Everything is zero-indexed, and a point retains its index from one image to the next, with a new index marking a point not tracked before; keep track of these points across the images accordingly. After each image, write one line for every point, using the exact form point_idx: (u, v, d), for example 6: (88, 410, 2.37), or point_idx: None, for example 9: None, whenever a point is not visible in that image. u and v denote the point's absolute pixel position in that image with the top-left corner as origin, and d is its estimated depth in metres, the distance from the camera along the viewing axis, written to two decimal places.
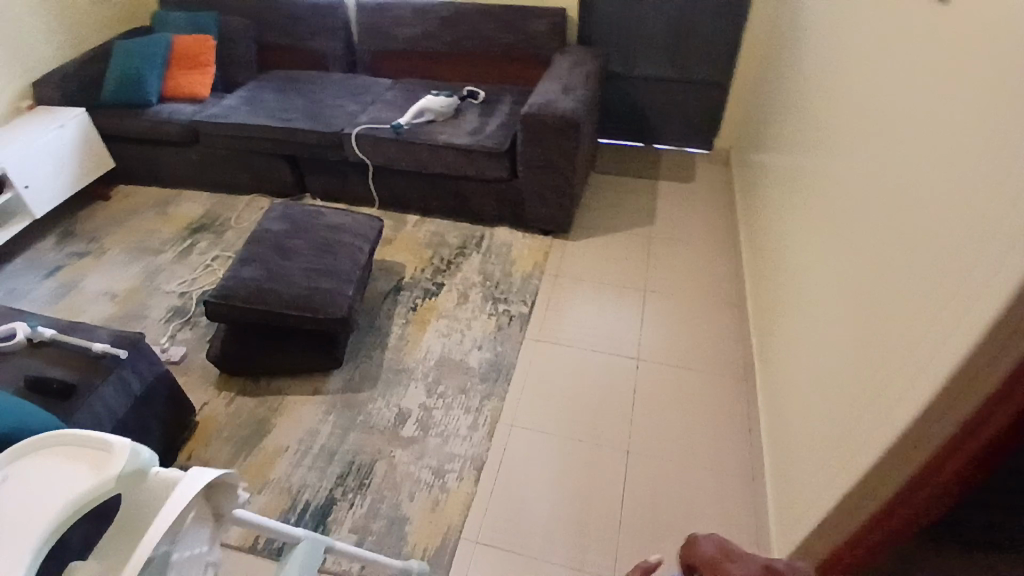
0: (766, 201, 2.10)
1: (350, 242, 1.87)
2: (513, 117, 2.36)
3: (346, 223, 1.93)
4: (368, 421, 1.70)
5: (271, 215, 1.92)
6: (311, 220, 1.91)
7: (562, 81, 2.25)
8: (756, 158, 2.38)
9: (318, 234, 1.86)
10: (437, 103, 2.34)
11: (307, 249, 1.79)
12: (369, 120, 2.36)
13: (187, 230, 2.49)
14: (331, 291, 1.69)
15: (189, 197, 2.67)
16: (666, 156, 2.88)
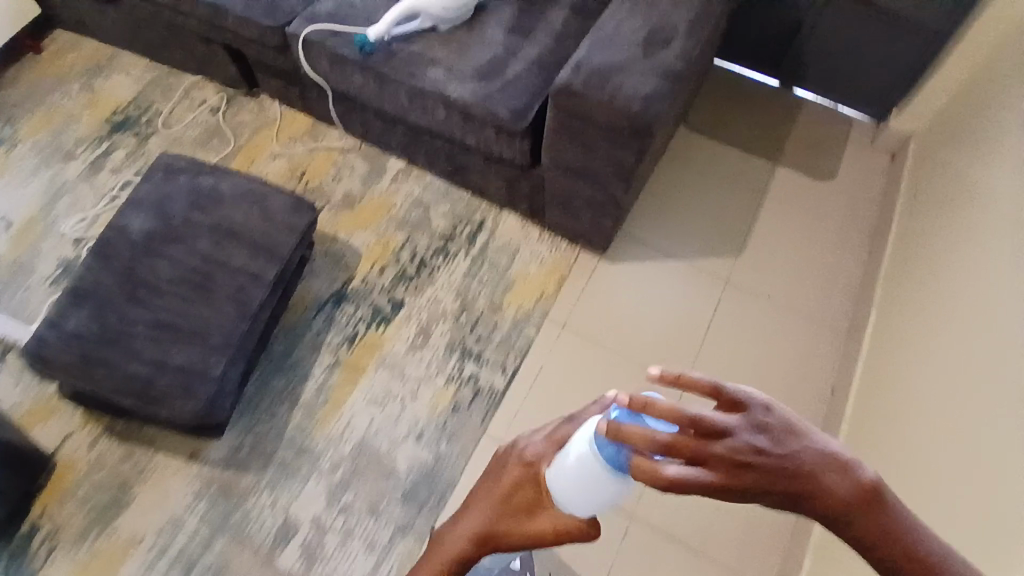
0: (926, 312, 1.28)
1: (245, 266, 1.29)
2: (557, 53, 1.44)
3: (246, 228, 1.32)
4: (246, 523, 1.29)
5: (146, 196, 1.33)
6: (194, 216, 1.31)
7: (653, 11, 1.26)
8: (943, 200, 1.45)
9: (197, 249, 1.29)
10: (439, 6, 1.42)
11: (171, 282, 1.25)
12: (337, 15, 1.48)
13: (107, 124, 1.87)
14: (187, 371, 1.18)
15: (123, 68, 1.99)
16: (803, 122, 1.88)
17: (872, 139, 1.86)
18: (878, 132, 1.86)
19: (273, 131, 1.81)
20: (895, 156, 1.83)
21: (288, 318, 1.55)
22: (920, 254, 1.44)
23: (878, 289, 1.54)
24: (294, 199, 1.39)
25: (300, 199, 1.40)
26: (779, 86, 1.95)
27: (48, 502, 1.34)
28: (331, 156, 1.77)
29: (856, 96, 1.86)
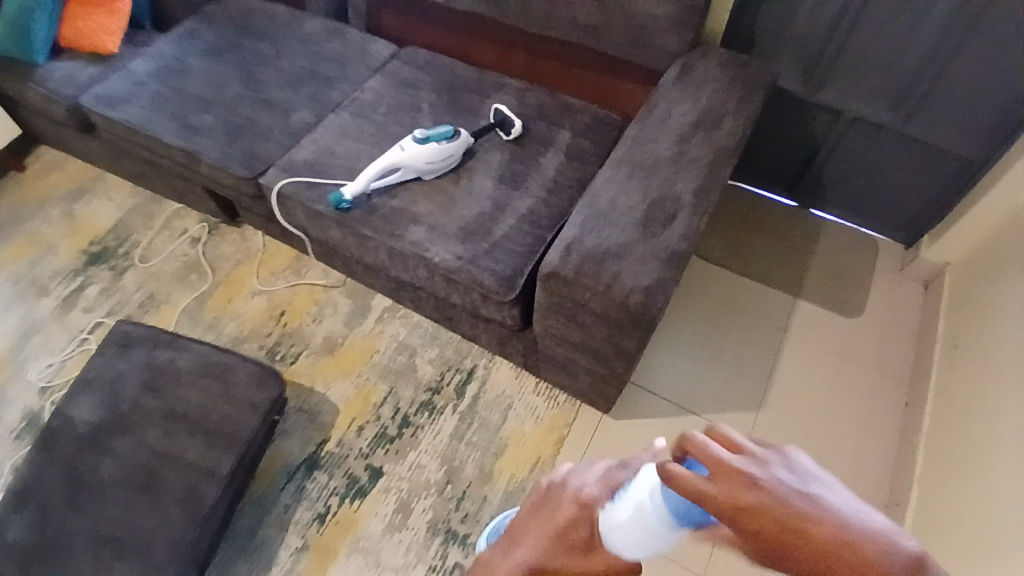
0: (959, 512, 1.14)
1: (199, 459, 1.17)
2: (551, 208, 1.32)
3: (202, 412, 1.21)
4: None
5: (105, 376, 1.24)
6: (146, 398, 1.21)
7: (652, 176, 1.13)
8: (985, 364, 1.29)
9: (146, 441, 1.18)
10: (421, 160, 1.32)
11: (117, 482, 1.14)
12: (317, 165, 1.40)
13: (85, 254, 1.77)
14: None
15: (105, 190, 1.90)
16: (824, 250, 1.74)
17: (902, 267, 1.71)
18: (908, 260, 1.71)
19: (256, 264, 1.72)
20: (928, 287, 1.68)
21: (254, 490, 1.40)
22: (956, 429, 1.28)
23: (917, 459, 1.36)
24: (258, 369, 1.28)
25: (265, 369, 1.28)
26: (797, 208, 1.81)
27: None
28: (314, 292, 1.67)
29: (882, 220, 1.71)
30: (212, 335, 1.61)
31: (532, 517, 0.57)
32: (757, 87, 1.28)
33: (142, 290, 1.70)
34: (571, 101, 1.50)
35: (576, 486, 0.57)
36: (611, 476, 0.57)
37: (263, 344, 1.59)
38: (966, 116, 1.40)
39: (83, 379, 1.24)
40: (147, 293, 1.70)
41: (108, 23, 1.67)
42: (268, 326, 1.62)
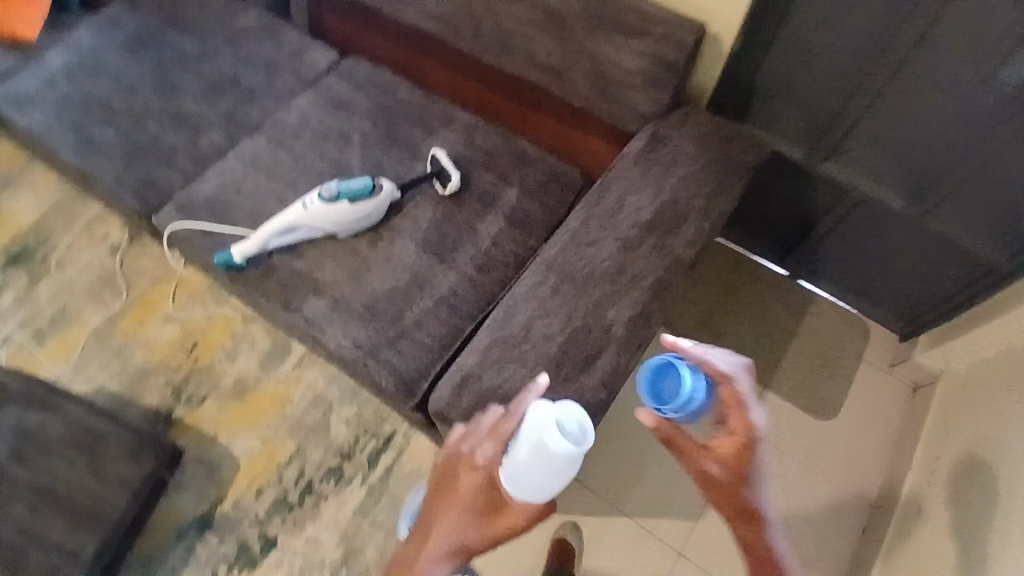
0: None
1: (55, 547, 1.03)
2: (477, 290, 1.13)
3: (67, 489, 1.07)
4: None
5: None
6: (11, 469, 1.06)
7: (582, 294, 0.92)
8: (959, 537, 1.09)
9: (10, 517, 1.05)
10: (328, 222, 1.14)
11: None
12: (217, 206, 1.22)
13: (0, 254, 1.57)
14: None
15: (23, 175, 1.67)
16: (805, 333, 1.50)
17: (891, 364, 1.47)
18: (900, 356, 1.46)
19: (173, 285, 1.56)
20: (917, 390, 1.45)
21: (138, 549, 1.29)
22: None
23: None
24: (137, 438, 1.11)
25: (145, 439, 1.12)
26: (789, 276, 1.54)
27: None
28: (231, 325, 1.52)
29: (883, 306, 1.45)
30: (117, 363, 1.47)
31: (446, 486, 0.79)
32: (739, 174, 1.03)
33: (54, 304, 1.52)
34: (526, 148, 1.28)
35: (476, 452, 0.78)
36: (500, 427, 0.78)
37: (169, 381, 1.46)
38: (993, 229, 1.13)
39: None
40: (59, 306, 1.52)
41: (24, 9, 1.42)
42: (177, 360, 1.48)
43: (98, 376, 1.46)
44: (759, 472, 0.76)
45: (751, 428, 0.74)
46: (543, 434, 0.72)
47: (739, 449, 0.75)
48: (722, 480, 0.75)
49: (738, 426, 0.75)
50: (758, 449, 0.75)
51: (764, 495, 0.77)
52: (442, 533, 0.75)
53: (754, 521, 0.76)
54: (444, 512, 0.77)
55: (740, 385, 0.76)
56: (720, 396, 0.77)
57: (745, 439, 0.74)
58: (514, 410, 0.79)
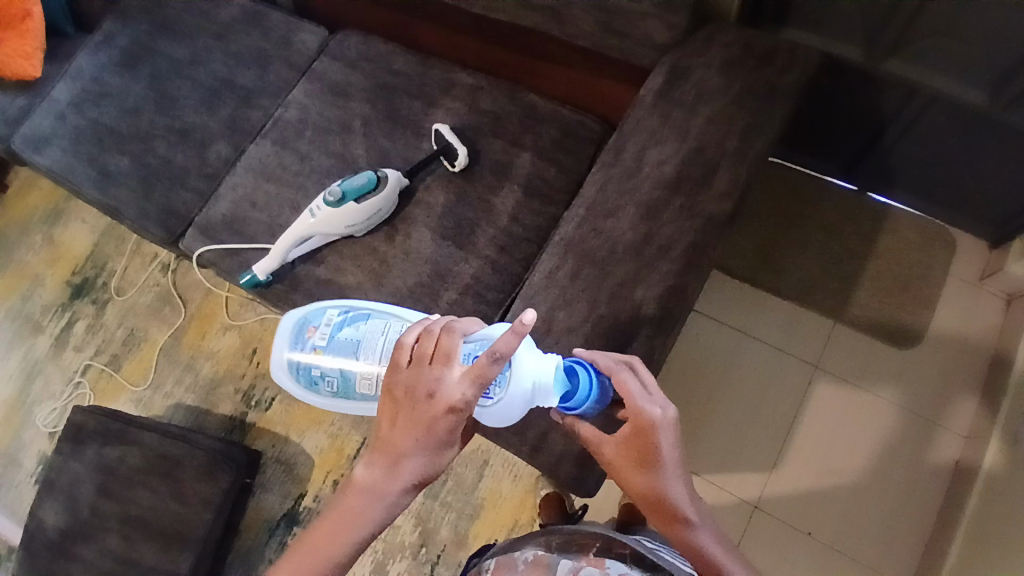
0: None
1: (155, 563, 1.22)
2: (502, 274, 1.07)
3: (154, 515, 1.24)
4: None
5: (61, 477, 1.28)
6: (104, 502, 1.25)
7: (604, 278, 0.84)
8: None
9: (110, 545, 1.24)
10: (338, 225, 1.09)
11: None
12: (235, 223, 1.21)
13: (66, 288, 1.66)
14: None
15: (71, 207, 1.72)
16: (882, 254, 1.34)
17: (982, 276, 1.30)
18: (992, 265, 1.29)
19: (223, 294, 1.60)
20: (1012, 301, 1.28)
21: (239, 544, 1.41)
22: (1001, 558, 1.00)
23: (953, 543, 1.13)
24: (207, 458, 1.26)
25: (214, 459, 1.25)
26: (857, 190, 1.37)
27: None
28: None
29: (967, 212, 1.27)
30: (189, 377, 1.56)
31: (415, 420, 0.69)
32: (778, 103, 0.89)
33: (123, 327, 1.62)
34: (536, 101, 1.15)
35: (451, 394, 0.68)
36: (481, 369, 0.67)
37: (237, 388, 1.53)
38: None
39: (48, 483, 1.29)
40: (128, 330, 1.61)
41: (19, 44, 1.33)
42: (241, 367, 1.54)
43: (175, 391, 1.55)
44: (671, 463, 0.71)
45: (644, 418, 0.69)
46: (539, 389, 0.71)
47: (636, 438, 0.70)
48: (625, 470, 0.72)
49: (632, 415, 0.70)
50: (657, 437, 0.70)
51: (679, 483, 0.71)
52: (412, 471, 0.70)
53: (667, 510, 0.70)
54: (412, 445, 0.69)
55: (625, 377, 0.71)
56: (612, 389, 0.73)
57: (640, 427, 0.70)
58: (500, 354, 0.66)
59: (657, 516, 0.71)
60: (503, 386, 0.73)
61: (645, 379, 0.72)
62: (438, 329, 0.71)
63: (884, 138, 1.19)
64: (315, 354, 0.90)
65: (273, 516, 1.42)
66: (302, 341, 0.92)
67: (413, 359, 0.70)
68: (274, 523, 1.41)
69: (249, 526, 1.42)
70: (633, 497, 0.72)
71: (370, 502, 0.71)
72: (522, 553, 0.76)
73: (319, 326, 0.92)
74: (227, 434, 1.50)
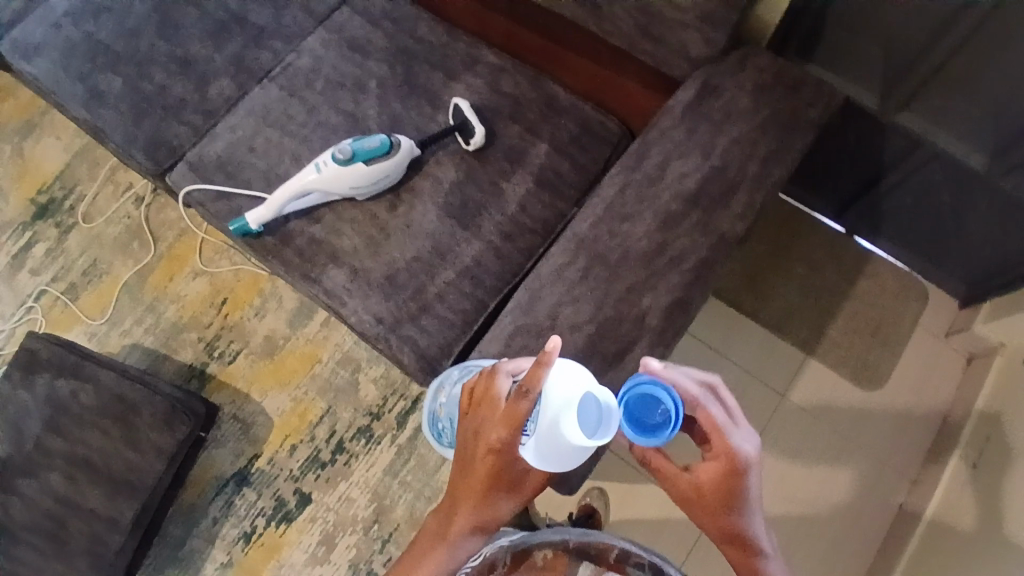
0: None
1: (99, 508, 1.17)
2: (501, 261, 1.06)
3: (103, 458, 1.19)
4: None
5: (4, 406, 1.20)
6: (48, 437, 1.19)
7: (613, 281, 0.84)
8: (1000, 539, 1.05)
9: (50, 483, 1.18)
10: (343, 185, 1.06)
11: (20, 524, 1.17)
12: (230, 166, 1.15)
13: (26, 206, 1.55)
14: None
15: (44, 122, 1.61)
16: (860, 296, 1.39)
17: (949, 332, 1.37)
18: (959, 324, 1.36)
19: (199, 237, 1.53)
20: (973, 360, 1.35)
21: (183, 497, 1.36)
22: None
23: None
24: (164, 407, 1.21)
25: (172, 408, 1.21)
26: (846, 233, 1.42)
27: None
28: (258, 281, 1.49)
29: (946, 270, 1.33)
30: (151, 319, 1.48)
31: (466, 463, 0.73)
32: (802, 135, 0.91)
33: (85, 257, 1.52)
34: (559, 93, 1.14)
35: (491, 434, 0.70)
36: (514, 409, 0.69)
37: (201, 337, 1.47)
38: None
39: None
40: (91, 260, 1.52)
41: None
42: (208, 315, 1.48)
43: (133, 331, 1.48)
44: (751, 500, 0.72)
45: (738, 455, 0.71)
46: (563, 417, 0.69)
47: (725, 473, 0.71)
48: (710, 505, 0.73)
49: (725, 451, 0.71)
50: (746, 472, 0.71)
51: (757, 517, 0.73)
52: (471, 515, 0.74)
53: (745, 543, 0.72)
54: (469, 492, 0.74)
55: (713, 411, 0.72)
56: (697, 420, 0.74)
57: (731, 465, 0.71)
58: (527, 388, 0.68)
59: (733, 550, 0.73)
60: (536, 418, 0.71)
61: (734, 414, 0.74)
62: (485, 371, 0.76)
63: (880, 186, 1.24)
64: (440, 409, 0.94)
65: (222, 473, 1.37)
66: (434, 398, 0.96)
67: (467, 404, 0.75)
68: (222, 481, 1.37)
69: (196, 480, 1.37)
70: (715, 536, 0.73)
71: (436, 545, 0.77)
72: (540, 548, 0.86)
73: (445, 385, 0.94)
74: (185, 382, 1.44)
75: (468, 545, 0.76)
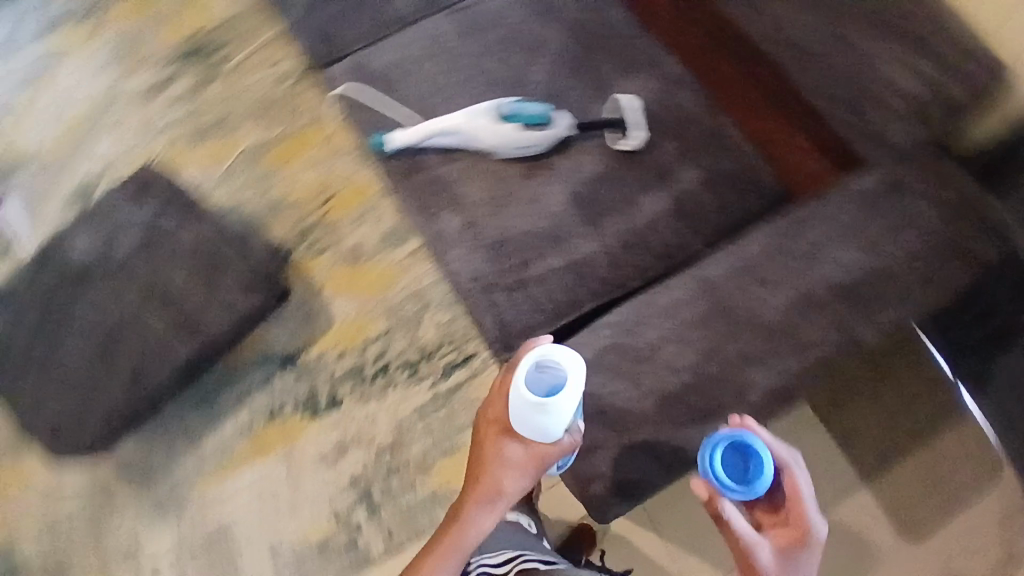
0: None
1: (159, 337, 1.22)
2: (609, 269, 1.04)
3: (179, 295, 1.24)
4: (104, 567, 1.30)
5: (114, 215, 1.29)
6: (142, 257, 1.26)
7: (719, 336, 0.82)
8: None
9: (126, 298, 1.25)
10: (488, 141, 1.08)
11: (88, 324, 1.23)
12: (388, 79, 1.17)
13: (185, 44, 1.63)
14: (79, 415, 1.22)
15: None
16: (939, 450, 1.32)
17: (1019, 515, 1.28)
18: None
19: (324, 130, 1.57)
20: None
21: (230, 357, 1.43)
22: None
23: None
24: (250, 272, 1.27)
25: (258, 274, 1.27)
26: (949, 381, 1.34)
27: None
28: (363, 190, 1.53)
29: None
30: (258, 187, 1.55)
31: (480, 444, 0.81)
32: (975, 266, 0.83)
33: (220, 109, 1.59)
34: (727, 126, 1.09)
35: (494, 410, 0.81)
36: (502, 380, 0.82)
37: (296, 221, 1.52)
38: None
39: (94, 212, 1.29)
40: (224, 113, 1.59)
41: None
42: (308, 204, 1.53)
43: (238, 192, 1.55)
44: None
45: (810, 527, 0.72)
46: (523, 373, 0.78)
47: (792, 537, 0.72)
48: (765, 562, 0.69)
49: (798, 518, 0.73)
50: (810, 549, 0.71)
51: None
52: (491, 477, 0.79)
53: None
54: (487, 455, 0.80)
55: (799, 479, 0.75)
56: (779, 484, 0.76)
57: (800, 532, 0.72)
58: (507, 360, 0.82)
59: None
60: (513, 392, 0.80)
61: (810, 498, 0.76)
62: None
63: (984, 394, 1.03)
64: None
65: (272, 350, 1.44)
66: None
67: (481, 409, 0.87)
68: (269, 357, 1.43)
69: (247, 347, 1.43)
70: None
71: (454, 534, 0.78)
72: None
73: None
74: None
75: (491, 512, 0.78)
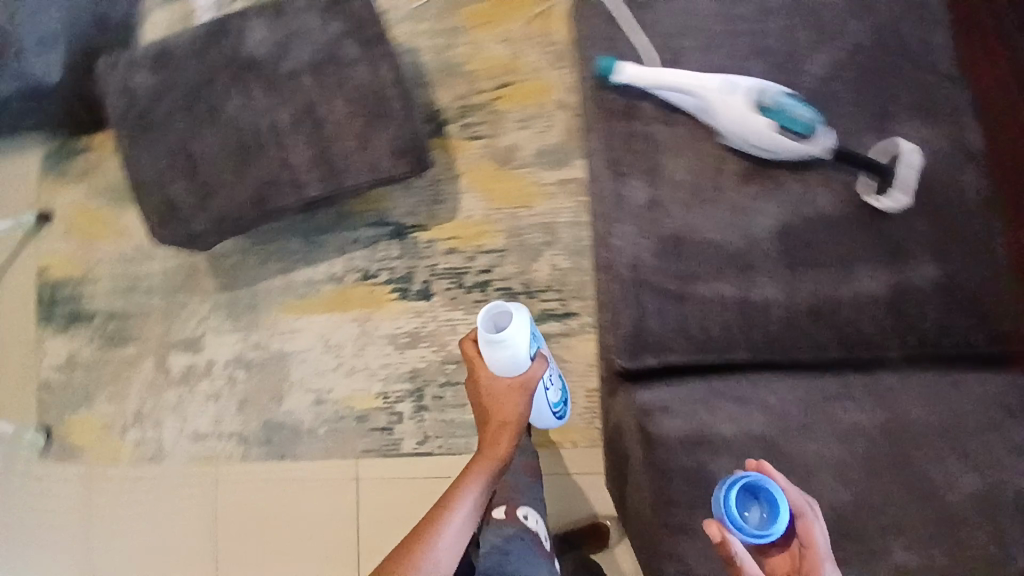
0: None
1: (299, 162, 1.14)
2: (781, 323, 0.90)
3: (332, 127, 1.14)
4: (172, 336, 1.38)
5: (299, 14, 1.17)
6: (309, 70, 1.15)
7: None
8: None
9: (280, 107, 1.15)
10: (727, 121, 0.92)
11: (234, 116, 1.15)
12: (640, 0, 1.00)
13: None
14: (194, 203, 1.16)
15: None
16: None
17: None
18: None
19: (531, 11, 1.41)
20: None
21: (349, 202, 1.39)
22: None
23: None
24: (406, 135, 1.14)
25: (416, 143, 1.15)
26: None
27: (92, 156, 1.45)
28: (543, 93, 1.38)
29: None
30: (442, 42, 1.43)
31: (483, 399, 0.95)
32: None
33: None
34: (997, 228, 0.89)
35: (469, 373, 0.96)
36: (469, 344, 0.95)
37: (463, 95, 1.40)
38: None
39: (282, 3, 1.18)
40: None
41: None
42: (482, 83, 1.40)
43: (421, 39, 1.43)
44: None
45: None
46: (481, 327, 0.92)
47: None
48: None
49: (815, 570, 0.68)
50: None
51: None
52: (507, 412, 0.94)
53: None
54: (501, 398, 0.94)
55: (817, 528, 0.70)
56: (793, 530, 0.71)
57: None
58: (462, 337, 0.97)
59: None
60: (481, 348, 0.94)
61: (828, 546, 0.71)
62: None
63: None
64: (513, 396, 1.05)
65: (390, 213, 1.38)
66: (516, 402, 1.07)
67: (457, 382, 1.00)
68: (385, 219, 1.38)
69: (369, 200, 1.38)
70: None
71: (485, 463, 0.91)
72: None
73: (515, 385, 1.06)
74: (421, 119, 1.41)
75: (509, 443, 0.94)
